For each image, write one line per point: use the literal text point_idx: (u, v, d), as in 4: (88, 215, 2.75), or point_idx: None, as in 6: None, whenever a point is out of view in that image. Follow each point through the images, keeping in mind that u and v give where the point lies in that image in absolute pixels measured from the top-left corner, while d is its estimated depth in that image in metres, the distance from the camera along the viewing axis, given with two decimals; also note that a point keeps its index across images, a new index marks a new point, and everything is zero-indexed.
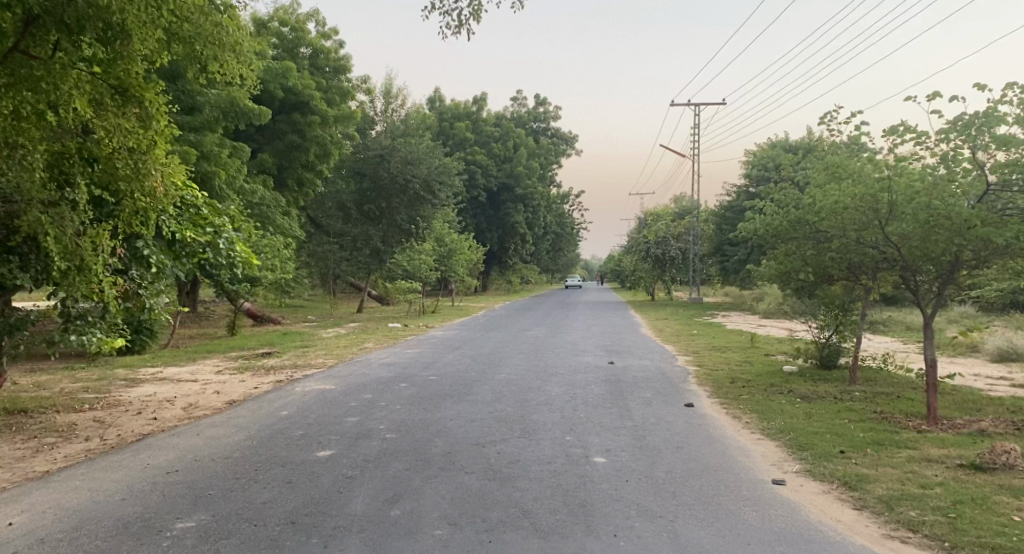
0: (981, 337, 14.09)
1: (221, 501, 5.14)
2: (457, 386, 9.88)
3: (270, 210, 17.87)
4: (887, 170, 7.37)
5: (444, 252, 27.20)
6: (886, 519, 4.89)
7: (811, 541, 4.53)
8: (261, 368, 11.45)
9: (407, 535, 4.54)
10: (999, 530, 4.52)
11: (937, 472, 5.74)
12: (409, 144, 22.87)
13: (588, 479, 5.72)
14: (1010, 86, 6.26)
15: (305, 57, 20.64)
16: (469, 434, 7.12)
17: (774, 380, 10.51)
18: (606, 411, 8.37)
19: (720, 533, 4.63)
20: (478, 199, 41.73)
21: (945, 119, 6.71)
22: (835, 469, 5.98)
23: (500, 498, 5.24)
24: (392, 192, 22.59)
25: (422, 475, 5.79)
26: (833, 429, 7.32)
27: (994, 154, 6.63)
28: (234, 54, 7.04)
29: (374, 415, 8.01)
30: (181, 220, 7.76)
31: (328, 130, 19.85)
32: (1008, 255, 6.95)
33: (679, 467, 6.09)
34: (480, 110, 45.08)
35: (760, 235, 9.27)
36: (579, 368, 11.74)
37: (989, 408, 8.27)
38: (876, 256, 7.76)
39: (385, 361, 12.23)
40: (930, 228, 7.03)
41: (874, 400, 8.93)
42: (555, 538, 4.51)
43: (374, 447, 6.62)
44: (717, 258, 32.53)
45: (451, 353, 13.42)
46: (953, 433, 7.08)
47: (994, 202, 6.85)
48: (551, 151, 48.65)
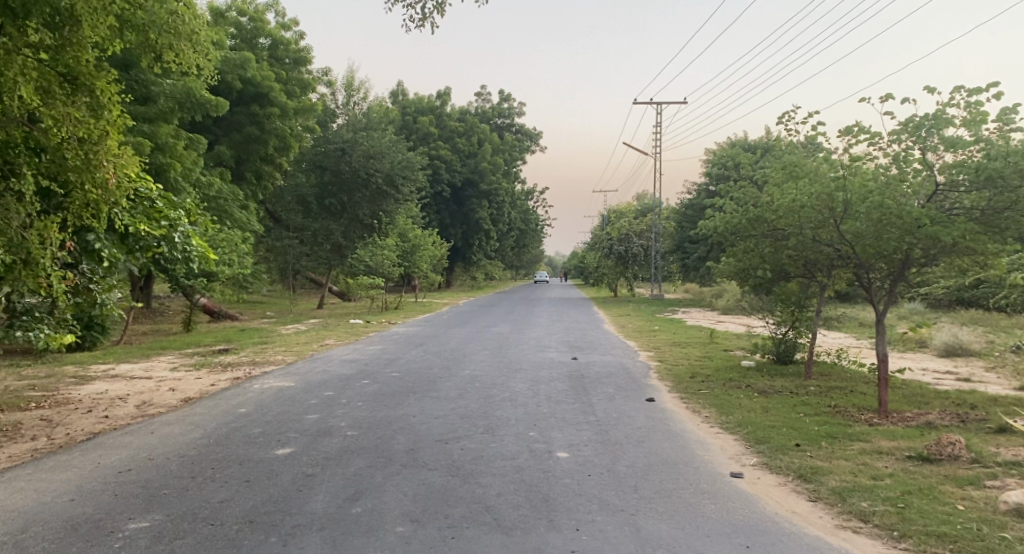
0: (929, 333, 14.51)
1: (176, 501, 5.04)
2: (420, 383, 9.82)
3: (228, 204, 17.50)
4: (842, 170, 7.53)
5: (407, 247, 27.03)
6: (839, 510, 5.01)
7: (767, 533, 4.63)
8: (218, 365, 11.22)
9: (368, 533, 4.51)
10: (944, 518, 4.68)
11: (888, 464, 5.92)
12: (371, 138, 22.61)
13: (551, 474, 5.74)
14: (958, 90, 6.47)
15: (264, 48, 20.23)
16: (432, 431, 7.08)
17: (733, 375, 10.73)
18: (569, 406, 8.43)
19: (680, 525, 4.70)
20: (443, 194, 41.48)
21: (897, 120, 6.91)
22: (790, 462, 6.12)
23: (463, 494, 5.23)
24: (354, 186, 22.31)
25: (384, 471, 5.76)
26: (789, 423, 7.48)
27: (943, 155, 6.85)
28: (190, 44, 6.96)
29: (334, 413, 7.90)
30: (134, 213, 7.39)
31: (288, 123, 19.55)
32: (955, 254, 7.20)
33: (640, 461, 6.17)
34: (444, 105, 44.76)
35: (719, 233, 9.41)
36: (543, 363, 11.79)
37: (937, 401, 8.54)
38: (831, 253, 7.96)
39: (346, 358, 12.10)
40: (883, 227, 7.19)
41: (828, 394, 9.17)
42: (518, 534, 4.52)
43: (335, 444, 6.55)
44: (678, 255, 32.97)
45: (413, 349, 13.33)
46: (903, 425, 7.29)
47: (943, 201, 7.07)
48: (515, 147, 48.63)
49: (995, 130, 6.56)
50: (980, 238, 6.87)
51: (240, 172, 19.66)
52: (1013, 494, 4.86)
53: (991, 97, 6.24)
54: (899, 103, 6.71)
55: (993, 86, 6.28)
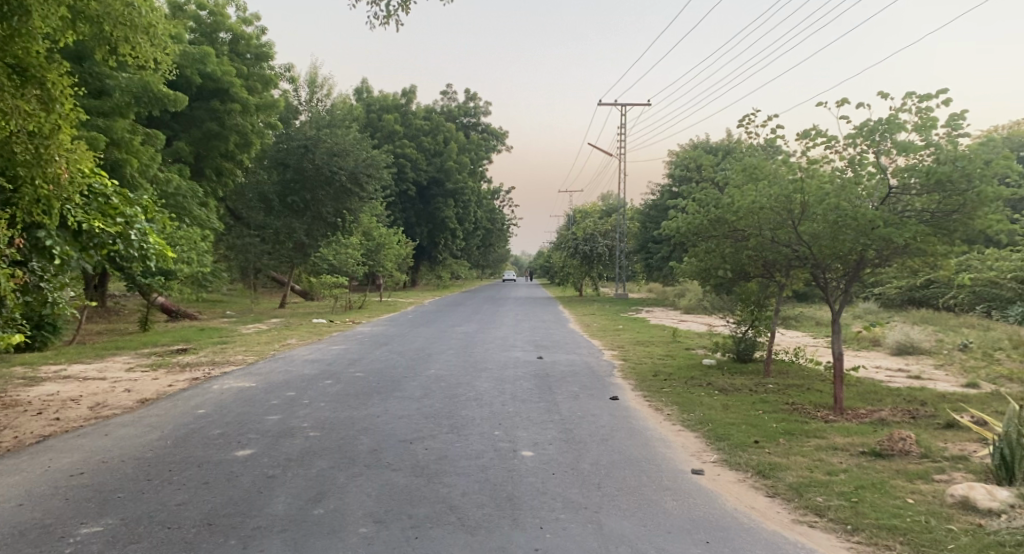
0: (882, 332, 14.93)
1: (132, 504, 4.94)
2: (384, 383, 9.76)
3: (186, 200, 17.14)
4: (800, 172, 7.69)
5: (372, 246, 26.83)
6: (796, 505, 5.14)
7: (726, 528, 4.72)
8: (176, 366, 11.01)
9: (331, 534, 4.49)
10: (895, 512, 4.83)
11: (842, 460, 6.07)
12: (335, 135, 22.35)
13: (515, 473, 5.77)
14: (910, 95, 6.66)
15: (224, 42, 19.88)
16: (396, 431, 7.04)
17: (694, 373, 10.89)
18: (534, 405, 8.48)
19: (642, 522, 4.77)
20: (408, 193, 41.23)
21: (852, 124, 7.09)
22: (749, 459, 6.25)
23: (427, 494, 5.22)
24: (317, 184, 22.05)
25: (347, 472, 5.72)
26: (748, 420, 7.62)
27: (896, 159, 7.05)
28: (146, 37, 6.85)
29: (296, 413, 7.83)
30: (88, 209, 7.27)
31: (249, 119, 19.24)
32: (906, 255, 7.41)
33: (604, 459, 6.24)
34: (409, 103, 44.44)
35: (681, 233, 9.52)
36: (508, 362, 11.83)
37: (889, 398, 8.80)
38: (789, 254, 8.12)
39: (308, 358, 11.96)
40: (838, 228, 7.37)
41: (786, 391, 9.38)
42: (482, 532, 4.54)
43: (297, 445, 6.48)
44: (642, 255, 33.34)
45: (378, 349, 13.25)
46: (857, 422, 7.48)
47: (895, 204, 7.28)
48: (482, 145, 48.55)
49: (944, 135, 6.78)
50: (930, 240, 7.09)
51: (199, 168, 19.26)
52: (959, 487, 5.03)
53: (941, 104, 6.44)
54: (855, 108, 6.88)
55: (942, 92, 6.48)
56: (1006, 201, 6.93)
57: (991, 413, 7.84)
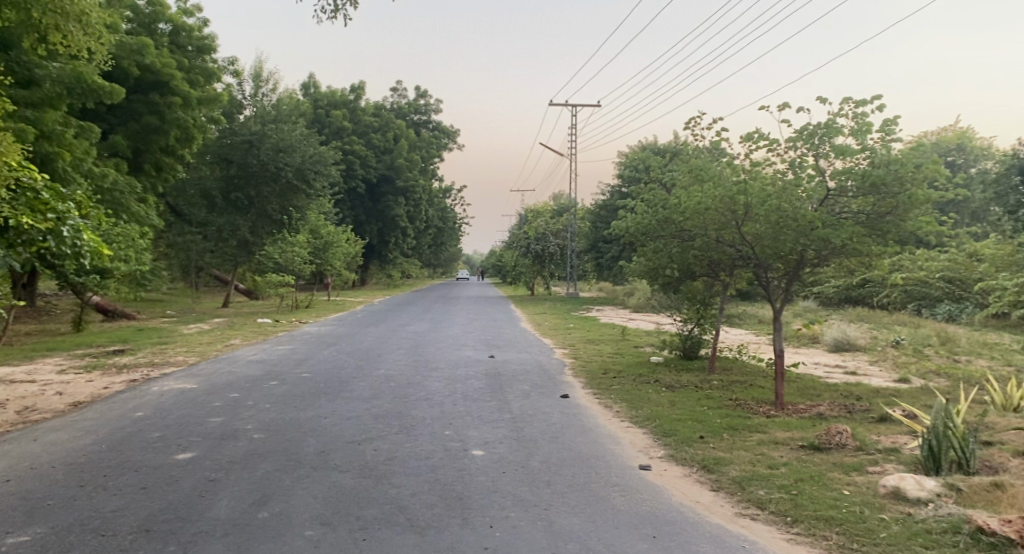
0: (821, 329, 15.42)
1: (63, 511, 4.77)
2: (332, 383, 9.62)
3: (124, 196, 16.58)
4: (743, 175, 7.87)
5: (320, 244, 26.43)
6: (738, 498, 5.27)
7: (672, 522, 4.81)
8: (112, 367, 10.66)
9: (275, 538, 4.41)
10: (832, 503, 4.99)
11: (783, 453, 6.25)
12: (280, 130, 21.91)
13: (466, 473, 5.76)
14: (847, 101, 6.89)
15: (164, 33, 19.25)
16: (343, 433, 6.95)
17: (642, 370, 11.07)
18: (485, 404, 8.47)
19: (590, 518, 4.82)
20: (357, 191, 40.73)
21: (793, 128, 7.29)
22: (694, 454, 6.38)
23: (376, 496, 5.17)
24: (263, 180, 21.63)
25: (293, 475, 5.63)
26: (693, 416, 7.78)
27: (834, 162, 7.27)
28: (78, 24, 6.62)
29: (239, 415, 7.66)
30: (14, 204, 6.89)
31: (190, 113, 18.68)
32: (842, 255, 7.68)
33: (554, 456, 6.29)
34: (358, 99, 43.81)
35: (631, 233, 9.63)
36: (459, 362, 11.79)
37: (827, 393, 9.10)
38: (733, 254, 8.31)
39: (253, 358, 11.73)
40: (779, 228, 7.57)
41: (730, 387, 9.61)
42: (431, 533, 4.52)
43: (240, 447, 6.35)
44: (592, 255, 33.65)
45: (325, 349, 13.05)
46: (796, 417, 7.72)
47: (833, 206, 7.52)
48: (433, 143, 48.23)
49: (878, 140, 7.03)
50: (865, 240, 7.36)
51: (138, 163, 18.63)
52: (891, 478, 5.22)
53: (876, 109, 6.68)
54: (795, 112, 7.08)
55: (877, 98, 6.72)
56: (935, 204, 7.23)
57: (921, 406, 8.19)
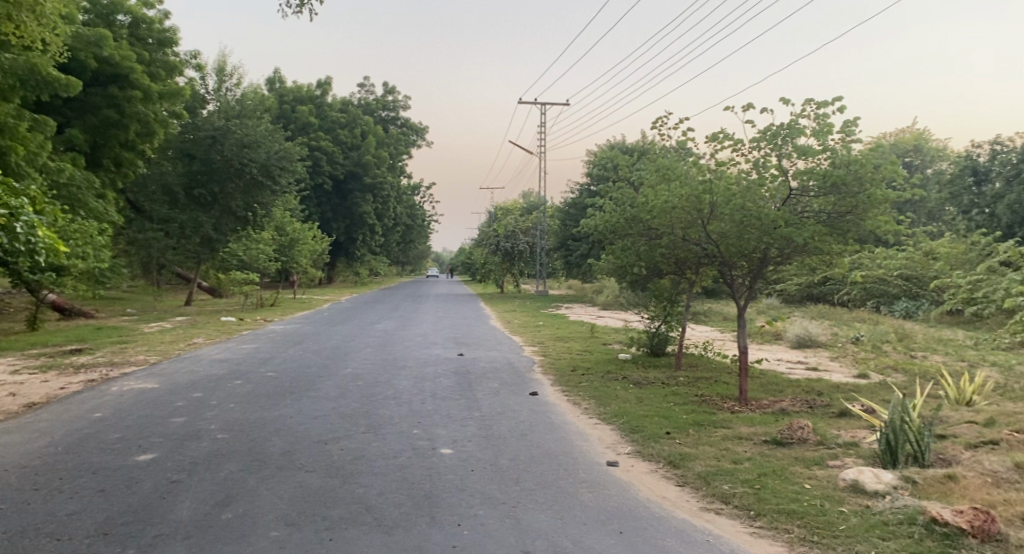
0: (784, 326, 15.70)
1: (16, 516, 4.64)
2: (297, 382, 9.51)
3: (82, 191, 16.17)
4: (709, 174, 7.95)
5: (285, 241, 26.09)
6: (704, 493, 5.34)
7: (639, 518, 4.85)
8: (69, 367, 10.41)
9: (239, 539, 4.35)
10: (793, 497, 5.09)
11: (747, 448, 6.35)
12: (245, 125, 21.60)
13: (434, 471, 5.74)
14: (809, 102, 7.00)
15: (122, 25, 18.80)
16: (310, 432, 6.88)
17: (611, 367, 11.16)
18: (454, 402, 8.45)
19: (559, 515, 4.85)
20: (324, 187, 40.30)
21: (756, 128, 7.40)
22: (661, 450, 6.44)
23: (342, 495, 5.13)
24: (226, 176, 21.29)
25: (257, 475, 5.55)
26: (660, 412, 7.86)
27: (796, 162, 7.38)
28: (30, 15, 6.47)
29: (203, 415, 7.53)
30: None
31: (151, 108, 18.28)
32: (804, 253, 7.82)
33: (523, 454, 6.30)
34: (324, 94, 43.24)
35: (599, 231, 9.69)
36: (428, 360, 11.76)
37: (790, 389, 9.26)
38: (699, 252, 8.40)
39: (216, 358, 11.54)
40: (744, 227, 7.67)
41: (696, 384, 9.73)
42: (399, 531, 4.50)
43: (203, 448, 6.25)
44: (562, 253, 33.72)
45: (291, 348, 12.89)
46: (760, 412, 7.84)
47: (796, 205, 7.65)
48: (401, 140, 47.90)
49: (839, 140, 7.18)
50: (826, 239, 7.50)
51: (96, 158, 18.19)
52: (850, 472, 5.33)
53: (837, 111, 6.81)
54: (759, 113, 7.18)
55: (838, 100, 6.85)
56: (893, 203, 7.40)
57: (879, 401, 8.38)
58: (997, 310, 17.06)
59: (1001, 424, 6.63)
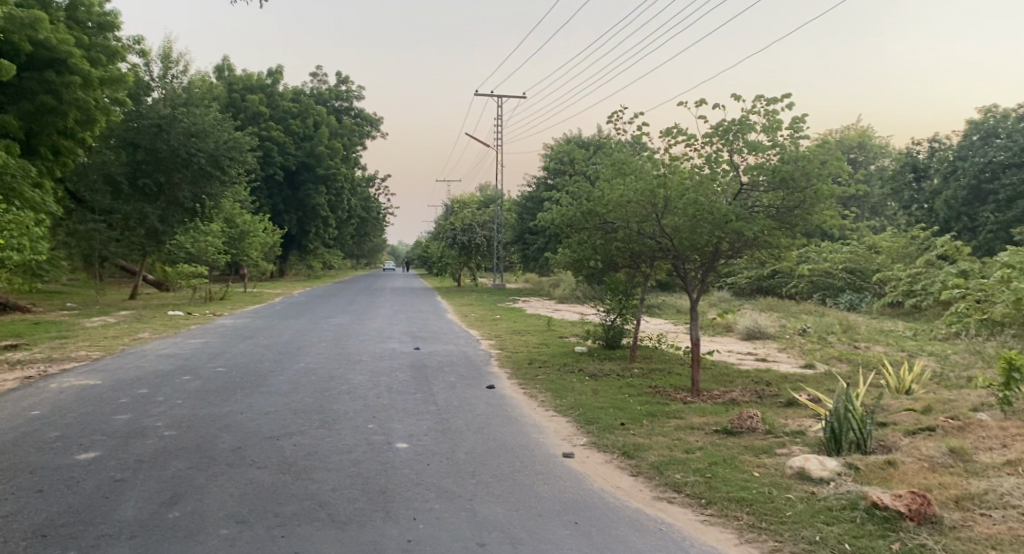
0: (734, 318, 16.04)
1: None
2: (249, 377, 9.33)
3: (18, 180, 15.53)
4: (663, 168, 8.03)
5: (236, 234, 25.51)
6: (657, 482, 5.41)
7: (594, 508, 4.89)
8: (5, 363, 10.00)
9: (187, 538, 4.24)
10: (742, 485, 5.19)
11: (698, 438, 6.46)
12: (192, 114, 21.04)
13: (389, 466, 5.70)
14: (759, 99, 7.13)
15: (59, 8, 17.98)
16: (261, 428, 6.76)
17: (566, 359, 11.25)
18: (410, 396, 8.40)
19: (514, 507, 4.86)
20: (275, 177, 39.53)
21: (708, 124, 7.50)
22: (615, 440, 6.51)
23: (295, 492, 5.05)
24: (173, 166, 20.69)
25: (207, 472, 5.42)
26: (615, 404, 7.94)
27: (747, 157, 7.52)
28: None
29: (149, 411, 7.32)
30: None
31: (91, 94, 17.51)
32: (754, 247, 7.98)
33: (479, 447, 6.29)
34: (275, 84, 42.21)
35: (556, 225, 9.72)
36: (384, 354, 11.66)
37: (740, 379, 9.47)
38: (653, 246, 8.48)
39: (163, 353, 11.23)
40: (696, 221, 7.76)
41: (650, 375, 9.87)
42: (353, 527, 4.45)
43: (149, 446, 6.07)
44: (518, 246, 33.75)
45: (241, 342, 12.63)
46: (711, 402, 7.98)
47: (746, 200, 7.79)
48: (355, 131, 47.25)
49: (788, 137, 7.32)
50: (776, 233, 7.66)
51: (33, 146, 17.48)
52: (797, 459, 5.46)
53: (786, 108, 6.95)
54: (711, 108, 7.28)
55: (786, 96, 6.99)
56: (838, 198, 7.61)
57: (824, 391, 8.61)
58: (935, 302, 17.73)
59: (937, 411, 6.89)
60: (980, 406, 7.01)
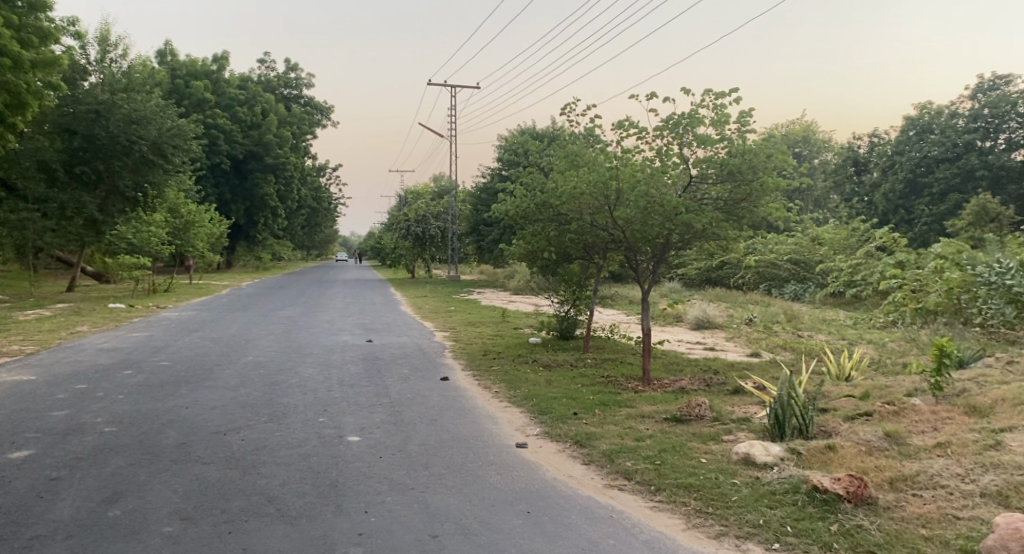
0: (684, 309, 16.31)
1: None
2: (195, 371, 9.12)
3: None
4: (615, 161, 8.07)
5: (180, 224, 24.76)
6: (608, 470, 5.48)
7: (546, 497, 4.92)
8: None
9: (128, 536, 4.12)
10: (690, 471, 5.29)
11: (648, 426, 6.56)
12: (133, 100, 20.34)
13: (340, 459, 5.63)
14: (707, 92, 7.23)
15: None
16: (207, 423, 6.60)
17: (521, 350, 11.30)
18: (363, 389, 8.32)
19: (467, 497, 4.86)
20: (221, 166, 38.50)
21: (659, 117, 7.57)
22: (568, 430, 6.56)
23: (243, 487, 4.95)
24: (112, 153, 19.92)
25: (149, 469, 5.27)
26: (568, 393, 8.01)
27: (696, 150, 7.64)
28: None
29: (87, 407, 7.08)
30: None
31: (23, 77, 15.71)
32: (702, 239, 8.12)
33: (432, 439, 6.26)
34: (221, 70, 40.98)
35: (510, 217, 9.71)
36: (335, 347, 11.51)
37: (689, 368, 9.65)
38: (606, 237, 8.56)
39: (103, 347, 10.86)
40: (648, 213, 7.83)
41: (603, 365, 9.99)
42: (303, 522, 4.39)
43: (87, 442, 5.88)
44: (473, 238, 33.58)
45: (187, 336, 12.30)
46: (662, 391, 8.10)
47: (695, 192, 7.90)
48: (305, 120, 46.34)
49: (736, 130, 7.45)
50: (724, 225, 7.80)
51: None
52: (742, 445, 5.59)
53: (733, 102, 7.06)
54: (661, 102, 7.35)
55: (734, 91, 7.11)
56: (782, 191, 7.78)
57: (769, 379, 8.83)
58: (874, 292, 18.36)
59: (874, 397, 7.13)
60: (914, 391, 7.28)
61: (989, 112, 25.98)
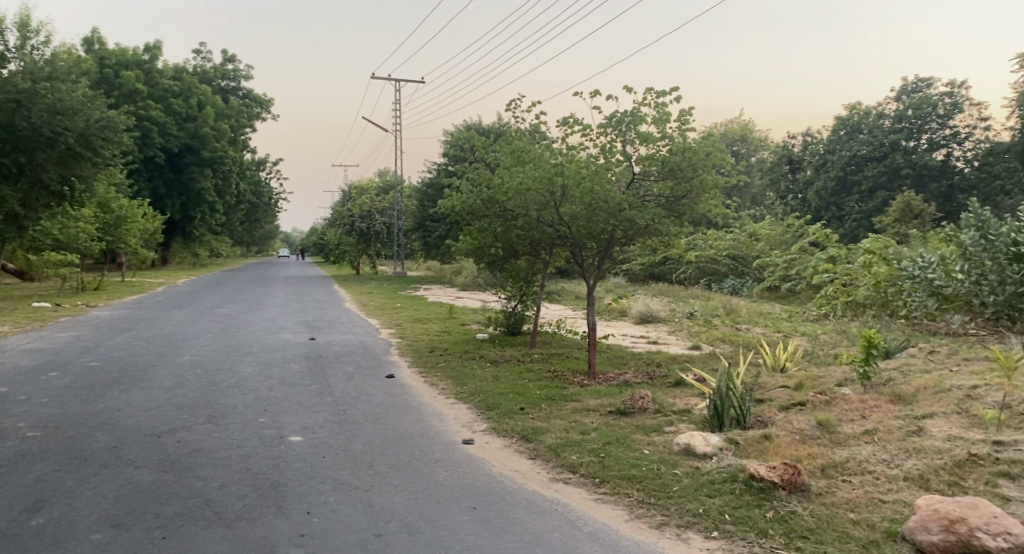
0: (628, 303, 16.56)
1: None
2: (128, 372, 8.79)
3: None
4: (560, 157, 8.11)
5: (112, 220, 23.83)
6: (553, 464, 5.51)
7: (491, 492, 4.94)
8: None
9: (54, 545, 3.95)
10: (633, 462, 5.38)
11: (593, 420, 6.63)
12: (58, 89, 19.32)
13: (282, 460, 5.52)
14: (649, 91, 7.31)
15: None
16: (141, 425, 6.37)
17: (468, 346, 11.28)
18: (305, 388, 8.16)
19: (412, 495, 4.82)
20: (155, 160, 37.21)
21: (603, 114, 7.64)
22: (514, 425, 6.57)
23: (178, 490, 4.80)
24: (36, 145, 18.68)
25: (77, 474, 5.06)
26: (515, 389, 8.04)
27: (638, 148, 7.74)
28: None
29: (10, 411, 6.75)
30: None
31: None
32: (645, 234, 8.25)
33: (377, 437, 6.19)
34: (153, 59, 39.51)
35: (457, 212, 9.67)
36: (277, 345, 11.24)
37: (633, 361, 9.80)
38: (552, 233, 8.59)
39: (28, 348, 10.35)
40: (592, 209, 7.91)
41: (549, 360, 10.06)
42: (242, 524, 4.29)
43: (9, 449, 5.60)
44: (418, 234, 32.91)
45: (120, 336, 11.85)
46: (606, 385, 8.20)
47: (638, 189, 8.00)
48: (243, 112, 45.13)
49: (676, 128, 7.57)
50: (665, 221, 7.95)
51: None
52: (683, 436, 5.70)
53: (674, 101, 7.17)
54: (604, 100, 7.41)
55: (674, 90, 7.21)
56: (721, 189, 7.96)
57: (709, 371, 9.04)
58: (808, 286, 18.99)
59: (807, 387, 7.38)
60: (844, 381, 7.56)
61: (914, 113, 27.10)
